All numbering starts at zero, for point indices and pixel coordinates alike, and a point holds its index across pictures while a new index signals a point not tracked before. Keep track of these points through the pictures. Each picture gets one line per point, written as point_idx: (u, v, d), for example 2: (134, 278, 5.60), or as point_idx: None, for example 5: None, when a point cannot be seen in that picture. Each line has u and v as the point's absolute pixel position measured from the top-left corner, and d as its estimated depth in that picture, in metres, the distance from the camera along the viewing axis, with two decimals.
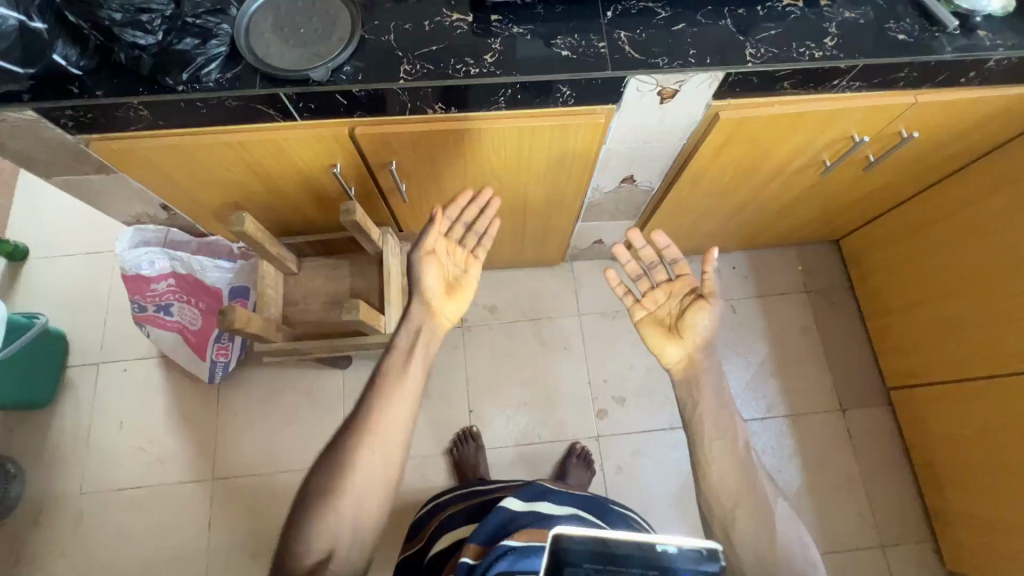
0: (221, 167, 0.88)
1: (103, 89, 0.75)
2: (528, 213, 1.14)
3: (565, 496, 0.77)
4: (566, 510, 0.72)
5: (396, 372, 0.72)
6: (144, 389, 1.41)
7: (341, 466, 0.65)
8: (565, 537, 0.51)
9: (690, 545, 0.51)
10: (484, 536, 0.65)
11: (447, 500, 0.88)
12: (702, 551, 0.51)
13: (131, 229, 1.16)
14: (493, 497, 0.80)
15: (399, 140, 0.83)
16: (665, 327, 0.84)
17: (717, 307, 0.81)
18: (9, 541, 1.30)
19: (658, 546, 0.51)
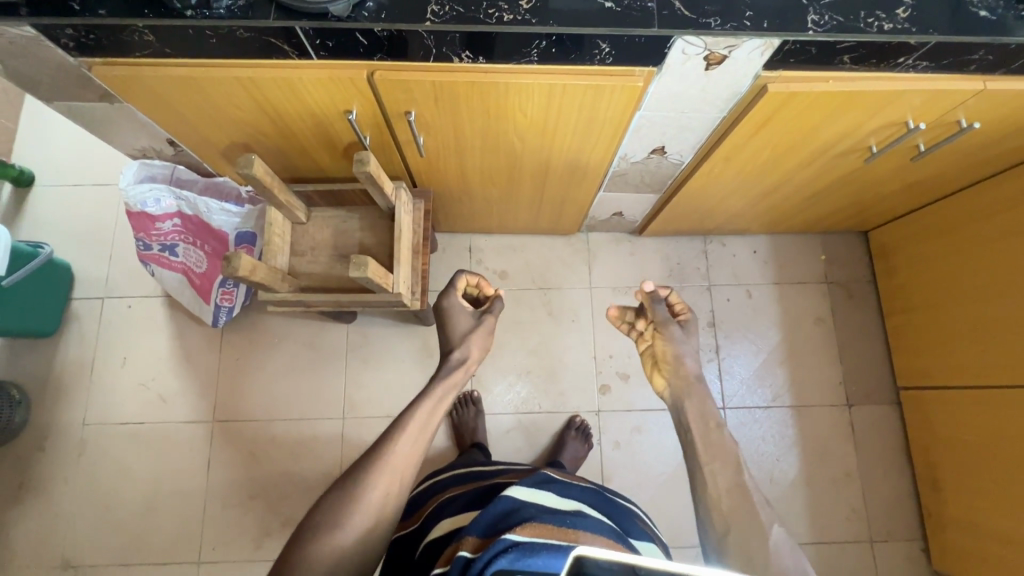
0: (231, 105, 0.83)
1: (106, 9, 0.68)
2: (549, 178, 1.09)
3: (565, 489, 0.77)
4: (567, 506, 0.72)
5: (425, 415, 0.72)
6: (148, 327, 1.41)
7: (349, 498, 0.64)
8: (587, 559, 0.49)
9: None
10: (482, 528, 0.64)
11: (444, 484, 0.89)
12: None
13: (136, 163, 1.10)
14: (493, 485, 0.80)
15: (420, 88, 0.78)
16: (651, 360, 0.92)
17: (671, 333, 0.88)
18: (14, 465, 1.32)
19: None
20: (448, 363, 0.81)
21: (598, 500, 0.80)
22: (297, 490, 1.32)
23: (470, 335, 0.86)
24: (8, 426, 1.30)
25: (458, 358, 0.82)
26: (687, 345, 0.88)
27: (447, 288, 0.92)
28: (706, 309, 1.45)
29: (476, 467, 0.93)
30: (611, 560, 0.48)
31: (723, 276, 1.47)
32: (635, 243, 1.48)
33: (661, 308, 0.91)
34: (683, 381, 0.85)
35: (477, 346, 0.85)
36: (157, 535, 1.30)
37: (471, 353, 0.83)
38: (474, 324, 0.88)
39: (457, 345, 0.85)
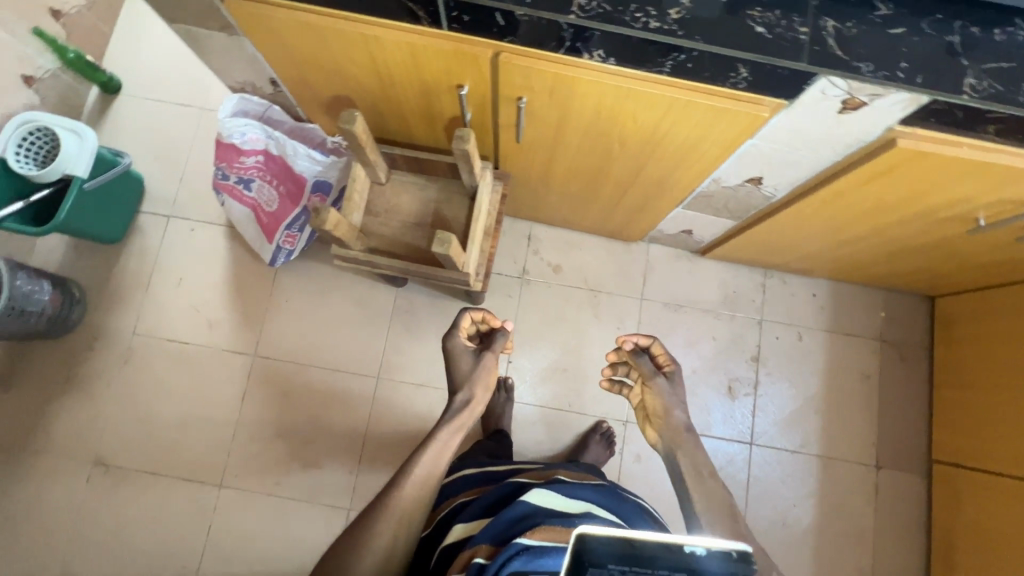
0: (347, 59, 0.83)
1: None
2: (634, 186, 1.07)
3: (573, 488, 0.80)
4: (575, 508, 0.76)
5: (431, 459, 0.78)
6: (207, 253, 1.44)
7: (358, 542, 0.72)
8: (590, 537, 0.59)
9: (717, 548, 0.60)
10: (492, 535, 0.71)
11: (460, 483, 0.92)
12: (732, 554, 0.60)
13: (234, 95, 1.11)
14: (504, 486, 0.83)
15: (540, 78, 0.76)
16: (644, 415, 0.96)
17: (660, 386, 0.92)
18: (64, 358, 1.38)
19: (685, 548, 0.60)
20: (453, 405, 0.86)
21: (606, 496, 0.83)
22: (323, 436, 1.36)
23: (472, 378, 0.90)
24: (67, 321, 1.36)
25: (462, 400, 0.87)
26: (675, 395, 0.92)
27: (450, 330, 0.95)
28: (753, 343, 1.43)
29: (491, 465, 0.96)
30: (609, 536, 0.60)
31: (776, 314, 1.44)
32: (694, 262, 1.46)
33: (643, 361, 0.94)
34: (674, 431, 0.90)
35: (481, 386, 0.89)
36: (185, 452, 1.35)
37: (475, 395, 0.88)
38: (474, 365, 0.91)
39: (461, 385, 0.89)
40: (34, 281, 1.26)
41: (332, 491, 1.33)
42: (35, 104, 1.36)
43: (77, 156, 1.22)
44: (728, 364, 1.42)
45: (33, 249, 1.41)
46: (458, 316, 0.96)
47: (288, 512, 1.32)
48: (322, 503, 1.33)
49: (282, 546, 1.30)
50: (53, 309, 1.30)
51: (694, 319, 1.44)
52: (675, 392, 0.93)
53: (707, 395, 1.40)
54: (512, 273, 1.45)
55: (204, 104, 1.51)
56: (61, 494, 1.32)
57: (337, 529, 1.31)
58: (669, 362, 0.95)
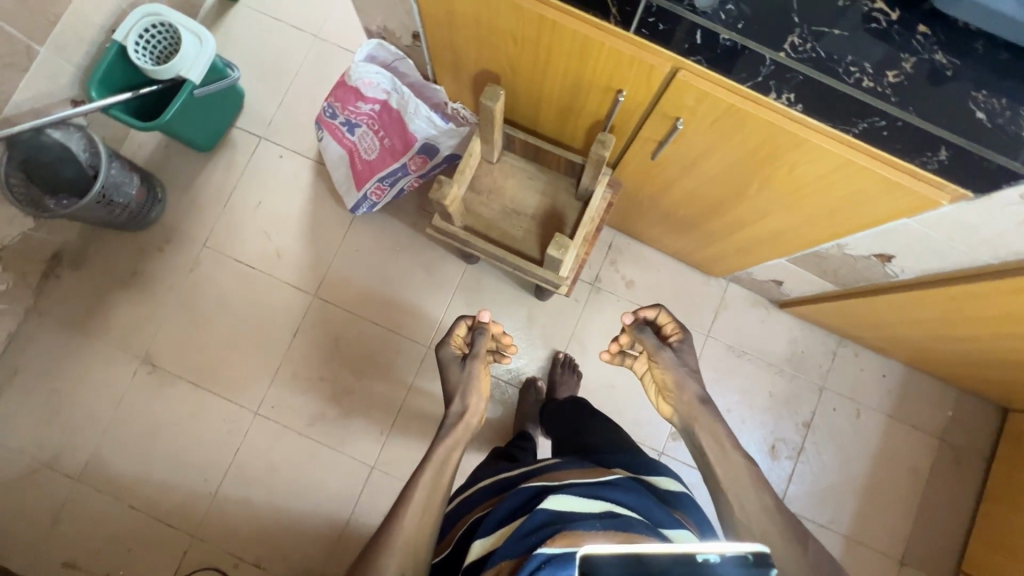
0: (509, 35, 0.79)
1: None
2: (748, 229, 1.03)
3: (588, 487, 0.74)
4: (595, 510, 0.70)
5: (429, 481, 0.77)
6: (290, 183, 1.43)
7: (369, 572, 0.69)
8: (594, 556, 0.50)
9: (734, 552, 0.52)
10: (511, 550, 0.65)
11: (476, 497, 0.85)
12: (749, 558, 0.52)
13: (371, 39, 1.05)
14: (519, 490, 0.76)
15: (710, 104, 0.72)
16: (656, 385, 0.98)
17: (663, 357, 0.93)
18: (135, 252, 1.40)
19: (698, 557, 0.51)
20: (447, 419, 0.87)
21: (626, 492, 0.75)
22: (362, 391, 1.37)
23: (463, 387, 0.91)
24: (145, 218, 1.37)
25: (456, 412, 0.88)
26: (683, 366, 0.92)
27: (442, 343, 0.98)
28: (808, 409, 1.38)
29: (503, 471, 0.89)
30: (612, 552, 0.50)
31: (840, 385, 1.39)
32: (770, 312, 1.41)
33: (648, 334, 0.95)
34: (689, 405, 0.88)
35: (472, 396, 0.91)
36: (229, 372, 1.37)
37: (467, 405, 0.89)
38: (462, 373, 0.94)
39: (455, 395, 0.91)
40: (126, 173, 1.27)
41: (360, 444, 1.34)
42: None
43: (191, 62, 1.21)
44: (777, 423, 1.38)
45: (126, 139, 1.42)
46: (452, 324, 1.02)
47: (315, 456, 1.34)
48: (347, 454, 1.34)
49: (301, 488, 1.33)
50: (137, 203, 1.31)
51: (755, 368, 1.40)
52: (683, 360, 0.93)
53: (748, 447, 1.37)
54: (585, 278, 1.42)
55: (319, 34, 1.48)
56: (105, 383, 1.36)
57: (354, 493, 1.32)
58: (675, 330, 0.97)
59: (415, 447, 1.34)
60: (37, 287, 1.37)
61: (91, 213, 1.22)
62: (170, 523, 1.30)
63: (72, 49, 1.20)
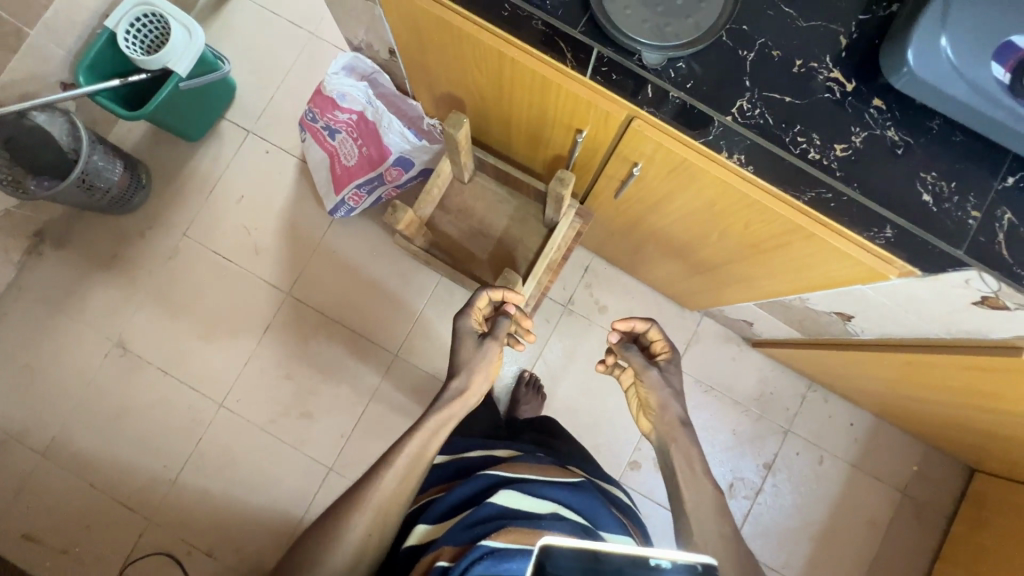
0: (475, 66, 0.79)
1: None
2: (715, 271, 1.01)
3: (542, 486, 0.80)
4: (543, 509, 0.76)
5: (417, 446, 0.77)
6: (274, 179, 1.44)
7: None
8: (553, 547, 0.55)
9: (682, 560, 0.56)
10: (458, 538, 0.70)
11: (430, 478, 0.89)
12: (697, 567, 0.55)
13: (348, 53, 1.05)
14: (476, 479, 0.81)
15: (666, 154, 0.70)
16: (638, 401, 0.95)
17: (651, 376, 0.89)
18: (118, 237, 1.42)
19: (652, 561, 0.56)
20: (445, 393, 0.83)
21: (574, 493, 0.81)
22: (327, 393, 1.38)
23: (471, 365, 0.85)
24: (128, 203, 1.38)
25: (458, 387, 0.84)
26: (668, 386, 0.89)
27: (461, 309, 0.90)
28: (770, 450, 1.37)
29: (463, 453, 0.92)
30: (571, 547, 0.55)
31: (805, 430, 1.37)
32: (742, 349, 1.40)
33: (635, 352, 0.91)
34: (670, 426, 0.87)
35: (480, 374, 0.85)
36: (197, 362, 1.39)
37: (470, 385, 0.84)
38: (475, 351, 0.86)
39: (460, 371, 0.85)
40: (109, 159, 1.28)
41: (321, 444, 1.36)
42: None
43: (180, 55, 1.21)
44: (738, 461, 1.37)
45: (115, 125, 1.43)
46: (473, 293, 0.91)
47: (274, 453, 1.36)
48: (307, 454, 1.35)
49: (256, 483, 1.35)
50: (119, 189, 1.32)
51: (721, 405, 1.38)
52: (669, 381, 0.90)
53: None
54: (558, 299, 1.41)
55: (316, 32, 1.49)
56: (78, 362, 1.38)
57: (309, 494, 1.34)
58: (665, 349, 0.93)
59: (374, 451, 1.35)
60: (20, 263, 1.40)
61: (72, 196, 1.23)
62: (130, 506, 1.33)
63: (64, 33, 1.20)
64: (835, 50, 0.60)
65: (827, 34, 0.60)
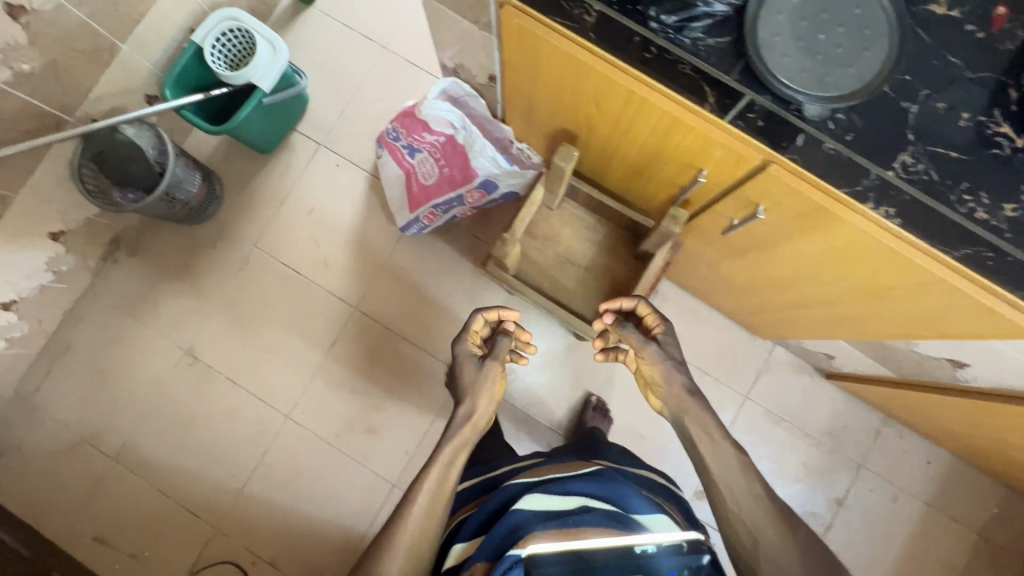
0: (593, 99, 0.77)
1: None
2: (812, 308, 0.99)
3: (566, 485, 0.82)
4: (572, 505, 0.78)
5: (438, 473, 0.78)
6: (344, 193, 1.44)
7: None
8: (539, 554, 0.71)
9: (665, 544, 0.75)
10: (488, 551, 0.74)
11: (460, 501, 0.92)
12: (679, 545, 0.76)
13: (448, 80, 1.00)
14: (504, 490, 0.84)
15: (797, 199, 0.68)
16: (642, 379, 0.95)
17: (648, 352, 0.89)
18: (190, 246, 1.43)
19: (636, 549, 0.73)
20: (455, 419, 0.86)
21: (602, 485, 0.82)
22: (392, 409, 1.38)
23: (474, 388, 0.90)
24: (202, 213, 1.39)
25: (465, 412, 0.87)
26: (668, 361, 0.88)
27: (459, 335, 0.97)
28: (842, 485, 1.34)
29: (489, 472, 0.96)
30: (556, 552, 0.72)
31: (878, 465, 1.34)
32: (814, 380, 1.37)
33: (631, 329, 0.90)
34: (678, 398, 0.85)
35: (484, 398, 0.89)
36: (265, 374, 1.40)
37: (477, 407, 0.88)
38: (478, 372, 0.92)
39: (465, 396, 0.89)
40: (189, 171, 1.29)
41: (385, 460, 1.36)
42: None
43: (265, 70, 1.21)
44: (807, 495, 1.34)
45: (190, 134, 1.45)
46: (468, 319, 0.99)
47: (337, 466, 1.36)
48: (371, 469, 1.36)
49: (319, 496, 1.35)
50: (197, 200, 1.34)
51: (791, 436, 1.35)
52: (669, 353, 0.89)
53: None
54: None
55: (388, 45, 1.48)
56: (150, 369, 1.40)
57: (372, 509, 1.34)
58: (657, 322, 0.92)
59: None
60: (95, 270, 1.42)
61: (155, 209, 1.25)
62: (197, 513, 1.35)
63: (152, 46, 1.22)
64: (1005, 102, 0.58)
65: (995, 86, 0.58)
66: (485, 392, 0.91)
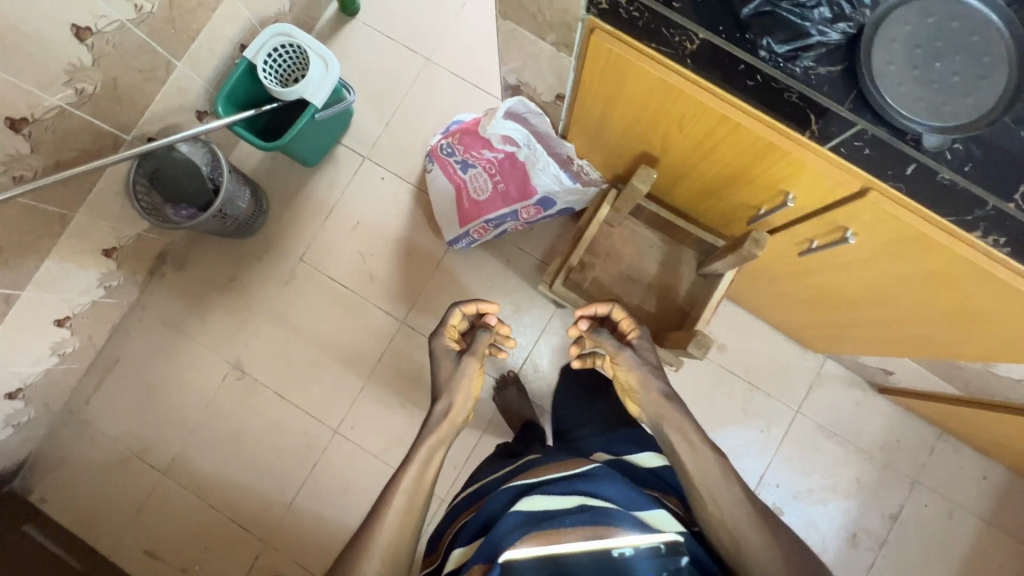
0: (677, 123, 0.76)
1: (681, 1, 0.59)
2: (881, 330, 0.97)
3: (562, 484, 0.74)
4: (566, 505, 0.71)
5: (414, 473, 0.77)
6: (389, 206, 1.44)
7: None
8: (515, 560, 0.65)
9: (646, 545, 0.66)
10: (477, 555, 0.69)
11: (465, 508, 0.89)
12: (660, 547, 0.66)
13: (514, 98, 0.96)
14: (504, 493, 0.78)
15: (893, 226, 0.67)
16: (617, 385, 0.96)
17: (622, 357, 0.89)
18: (237, 260, 1.43)
19: (615, 552, 0.65)
20: (432, 416, 0.85)
21: (600, 483, 0.74)
22: None
23: (451, 383, 0.88)
24: (249, 228, 1.39)
25: (443, 408, 0.86)
26: (641, 365, 0.88)
27: (436, 329, 0.97)
28: (896, 501, 1.32)
29: (491, 478, 0.91)
30: (534, 557, 0.65)
31: (934, 481, 1.32)
32: (867, 394, 1.35)
33: (606, 335, 0.91)
34: (656, 403, 0.85)
35: (461, 393, 0.88)
36: (312, 388, 1.40)
37: (454, 403, 0.86)
38: (456, 367, 0.91)
39: (442, 393, 0.88)
40: (240, 186, 1.29)
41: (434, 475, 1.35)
42: (284, 11, 1.36)
43: (317, 86, 1.21)
44: (862, 511, 1.32)
45: (235, 148, 1.45)
46: (446, 313, 0.99)
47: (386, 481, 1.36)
48: None
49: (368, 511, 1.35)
50: (246, 215, 1.34)
51: (843, 452, 1.34)
52: (643, 357, 0.90)
53: (827, 532, 1.31)
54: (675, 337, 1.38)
55: (431, 57, 1.48)
56: (198, 384, 1.41)
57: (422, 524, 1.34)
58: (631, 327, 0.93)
59: None
60: (143, 284, 1.43)
61: (207, 225, 1.25)
62: (246, 527, 1.35)
63: (204, 62, 1.22)
64: None
65: None
66: (460, 389, 0.88)
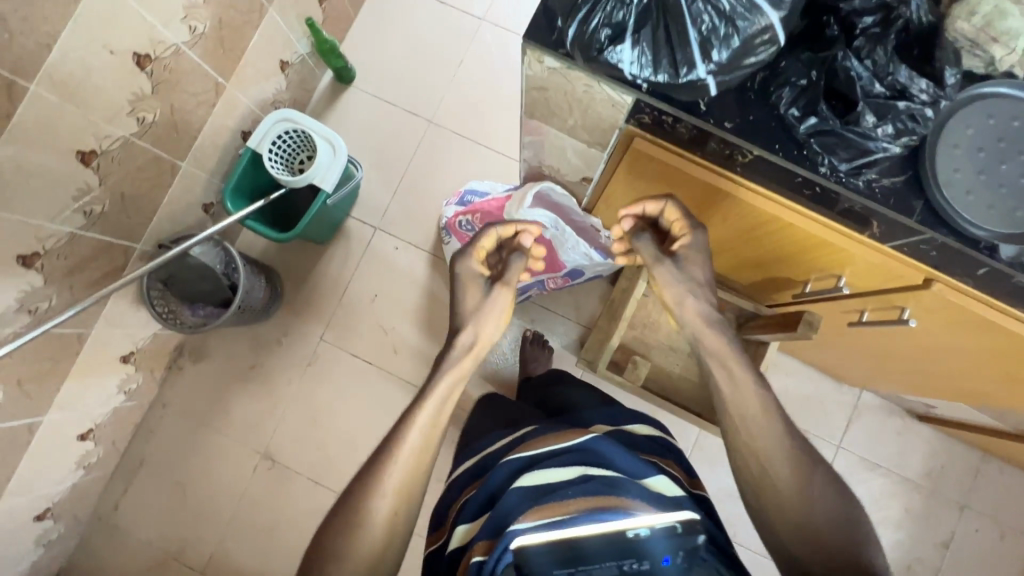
0: (723, 216, 0.75)
1: (733, 122, 0.59)
2: (931, 383, 0.96)
3: (565, 455, 0.68)
4: (570, 477, 0.65)
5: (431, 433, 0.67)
6: (406, 276, 1.41)
7: None
8: (528, 547, 0.59)
9: (663, 524, 0.59)
10: (484, 530, 0.63)
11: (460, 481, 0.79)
12: (677, 527, 0.59)
13: (540, 184, 0.94)
14: (503, 465, 0.71)
15: (958, 317, 0.66)
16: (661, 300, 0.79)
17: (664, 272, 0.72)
18: (255, 345, 1.40)
19: (631, 533, 0.59)
20: (452, 351, 0.71)
21: (608, 456, 0.68)
22: None
23: (474, 313, 0.73)
24: (265, 315, 1.36)
25: (466, 342, 0.72)
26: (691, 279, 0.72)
27: (461, 249, 0.78)
28: (947, 528, 1.31)
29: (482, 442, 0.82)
30: (546, 542, 0.59)
31: (982, 504, 1.31)
32: (906, 422, 1.34)
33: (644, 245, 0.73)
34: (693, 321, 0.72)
35: (487, 328, 0.73)
36: (347, 469, 1.36)
37: (479, 337, 0.72)
38: (482, 297, 0.75)
39: (461, 325, 0.73)
40: (256, 278, 1.26)
41: None
42: (281, 89, 1.32)
43: (326, 170, 1.18)
44: (914, 542, 1.31)
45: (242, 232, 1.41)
46: (477, 233, 0.80)
47: None
48: None
49: None
50: (263, 304, 1.31)
51: (890, 483, 1.33)
52: (694, 270, 0.72)
53: None
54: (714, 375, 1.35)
55: (434, 119, 1.45)
56: (228, 477, 1.37)
57: None
58: (684, 230, 0.72)
59: None
60: (161, 380, 1.39)
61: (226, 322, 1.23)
62: None
63: (208, 157, 1.18)
64: None
65: None
66: (485, 326, 0.74)
